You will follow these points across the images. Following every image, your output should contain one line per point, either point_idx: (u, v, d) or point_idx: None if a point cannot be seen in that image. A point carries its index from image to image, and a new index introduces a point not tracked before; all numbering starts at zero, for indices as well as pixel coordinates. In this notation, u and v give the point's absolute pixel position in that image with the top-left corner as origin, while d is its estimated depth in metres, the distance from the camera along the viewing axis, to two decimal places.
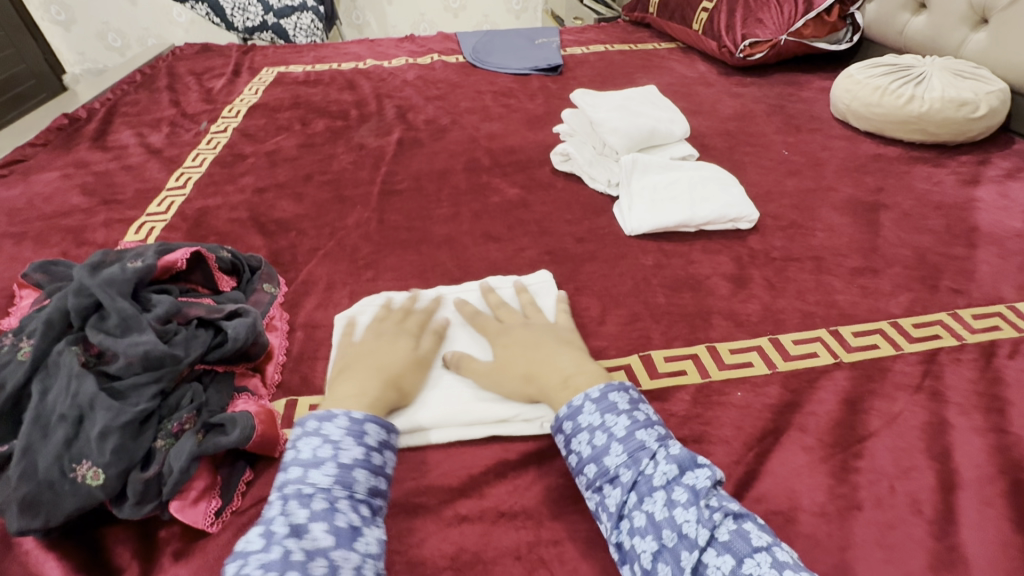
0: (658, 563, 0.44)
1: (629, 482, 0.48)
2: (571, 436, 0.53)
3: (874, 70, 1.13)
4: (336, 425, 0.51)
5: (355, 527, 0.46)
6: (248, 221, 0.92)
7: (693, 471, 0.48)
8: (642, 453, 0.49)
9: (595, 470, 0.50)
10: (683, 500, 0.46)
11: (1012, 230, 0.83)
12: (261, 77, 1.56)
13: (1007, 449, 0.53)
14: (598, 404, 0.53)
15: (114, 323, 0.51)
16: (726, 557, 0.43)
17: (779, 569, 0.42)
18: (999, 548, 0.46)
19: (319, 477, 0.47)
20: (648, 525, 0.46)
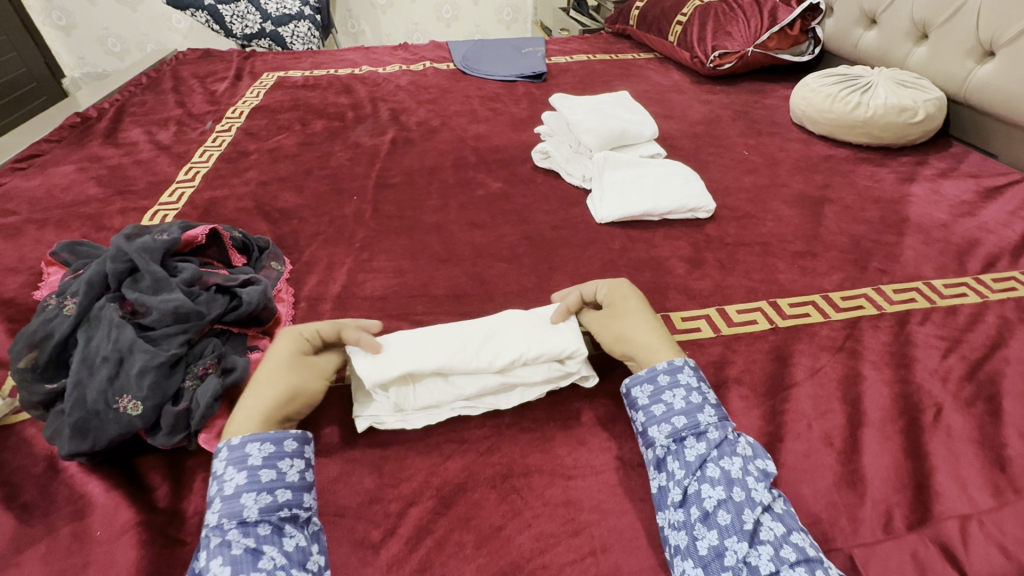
0: (720, 510, 0.49)
1: (716, 440, 0.53)
2: (667, 388, 0.57)
3: (827, 79, 1.23)
4: (219, 459, 0.51)
5: (252, 550, 0.46)
6: (253, 210, 1.01)
7: (764, 457, 0.54)
8: (729, 421, 0.55)
9: (684, 422, 0.55)
10: (756, 474, 0.51)
11: (938, 221, 0.94)
12: (262, 81, 1.65)
13: (909, 395, 0.63)
14: (697, 369, 0.59)
15: (147, 284, 0.60)
16: (780, 524, 0.48)
17: (817, 548, 0.48)
18: (892, 470, 0.56)
19: (211, 514, 0.48)
20: (722, 478, 0.51)
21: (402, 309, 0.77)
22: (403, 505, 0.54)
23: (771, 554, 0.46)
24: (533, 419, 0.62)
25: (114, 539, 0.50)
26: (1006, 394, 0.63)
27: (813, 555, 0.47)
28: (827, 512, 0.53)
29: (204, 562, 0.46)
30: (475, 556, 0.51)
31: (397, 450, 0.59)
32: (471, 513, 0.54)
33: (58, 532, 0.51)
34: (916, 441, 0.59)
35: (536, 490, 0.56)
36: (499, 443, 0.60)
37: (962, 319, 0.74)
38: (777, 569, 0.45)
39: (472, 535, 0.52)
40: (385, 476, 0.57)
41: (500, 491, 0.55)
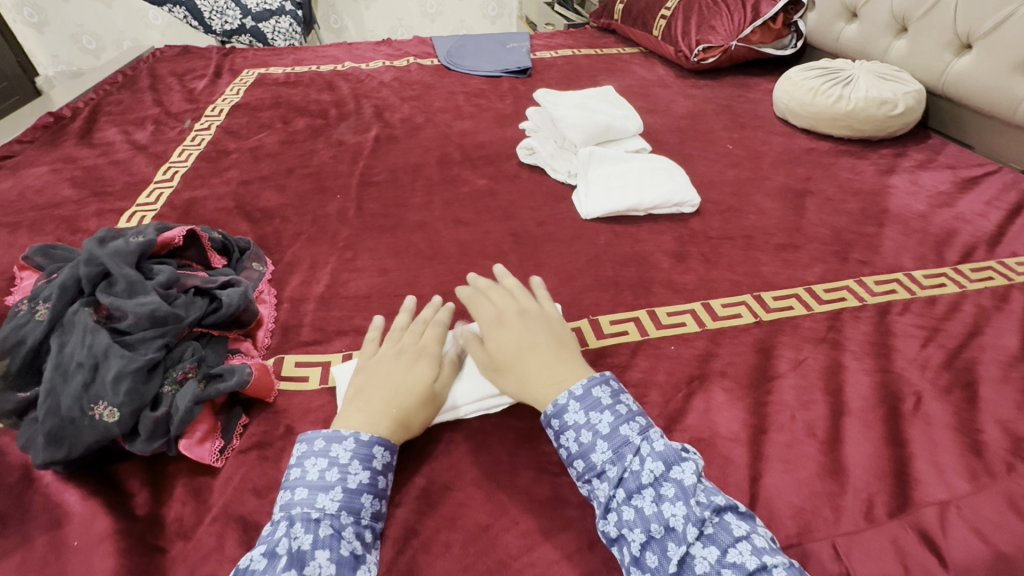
0: (647, 551, 0.47)
1: (615, 478, 0.51)
2: (560, 431, 0.55)
3: (809, 72, 1.24)
4: (343, 449, 0.52)
5: (358, 554, 0.47)
6: (234, 210, 0.99)
7: (679, 466, 0.50)
8: (625, 449, 0.52)
9: (583, 464, 0.53)
10: (672, 495, 0.49)
11: (917, 211, 0.95)
12: (242, 79, 1.62)
13: (889, 384, 0.64)
14: (583, 402, 0.55)
15: (122, 287, 0.59)
16: (712, 549, 0.46)
17: (760, 557, 0.45)
18: (873, 459, 0.57)
19: (328, 502, 0.49)
20: (636, 518, 0.48)
21: (386, 308, 0.76)
22: (388, 506, 0.54)
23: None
24: (520, 416, 0.62)
25: (92, 548, 0.49)
26: (983, 381, 0.64)
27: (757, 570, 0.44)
28: (809, 501, 0.54)
29: (308, 548, 0.46)
30: (461, 555, 0.51)
31: None
32: (457, 512, 0.54)
33: (34, 542, 0.49)
34: (896, 430, 0.59)
35: (522, 488, 0.55)
36: (485, 441, 0.59)
37: (940, 309, 0.75)
38: None
39: (458, 535, 0.52)
40: None
41: (486, 491, 0.55)
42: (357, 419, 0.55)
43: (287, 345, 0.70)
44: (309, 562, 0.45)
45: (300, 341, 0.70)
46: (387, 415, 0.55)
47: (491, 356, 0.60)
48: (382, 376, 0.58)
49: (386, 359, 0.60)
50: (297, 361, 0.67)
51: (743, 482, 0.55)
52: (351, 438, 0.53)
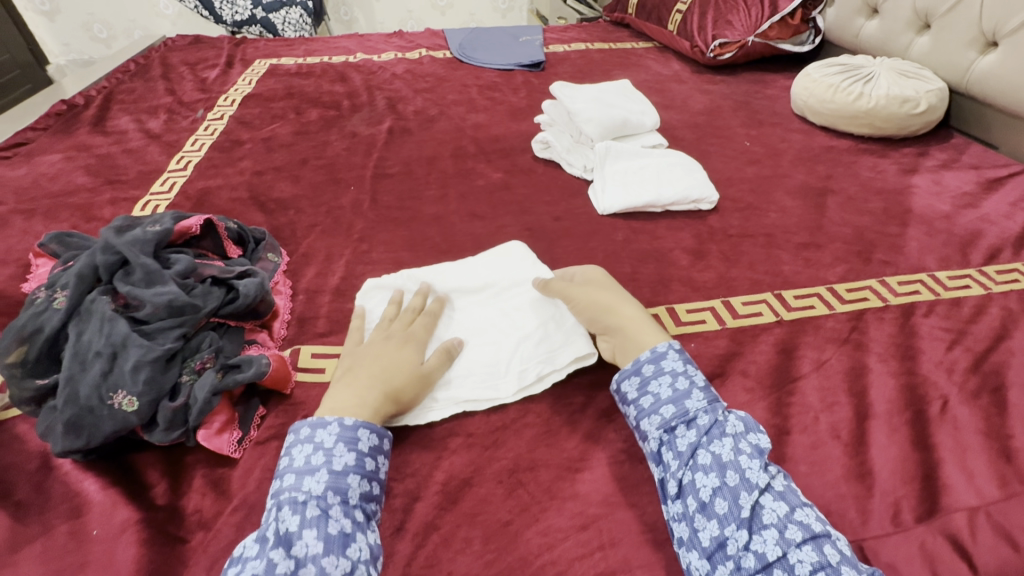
0: (716, 498, 0.49)
1: (706, 426, 0.53)
2: (650, 379, 0.57)
3: (828, 69, 1.22)
4: (328, 432, 0.51)
5: (348, 533, 0.46)
6: (248, 200, 0.99)
7: (757, 433, 0.53)
8: (718, 403, 0.55)
9: (672, 411, 0.55)
10: (749, 452, 0.51)
11: (941, 212, 0.94)
12: (253, 69, 1.61)
13: (915, 386, 0.63)
14: (679, 355, 0.58)
15: (140, 276, 0.58)
16: (781, 503, 0.48)
17: (824, 522, 0.47)
18: (900, 462, 0.56)
19: (313, 484, 0.48)
20: (713, 464, 0.50)
21: None
22: (407, 501, 0.54)
23: (775, 537, 0.46)
24: (539, 412, 0.61)
25: (114, 538, 0.49)
26: (1011, 385, 0.63)
27: (819, 531, 0.46)
28: (835, 504, 0.53)
29: (295, 529, 0.46)
30: (481, 551, 0.50)
31: (401, 446, 0.58)
32: (477, 508, 0.53)
33: (54, 530, 0.49)
34: (923, 433, 0.58)
35: (543, 484, 0.55)
36: (504, 438, 0.59)
37: (966, 311, 0.73)
38: (784, 552, 0.45)
39: (478, 531, 0.51)
40: (390, 473, 0.56)
41: (506, 487, 0.55)
42: (344, 394, 0.55)
43: (303, 337, 0.69)
44: (296, 542, 0.45)
45: (317, 333, 0.70)
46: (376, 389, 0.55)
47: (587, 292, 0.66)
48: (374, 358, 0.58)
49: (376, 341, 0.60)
50: (313, 352, 0.67)
51: None
52: (335, 424, 0.52)
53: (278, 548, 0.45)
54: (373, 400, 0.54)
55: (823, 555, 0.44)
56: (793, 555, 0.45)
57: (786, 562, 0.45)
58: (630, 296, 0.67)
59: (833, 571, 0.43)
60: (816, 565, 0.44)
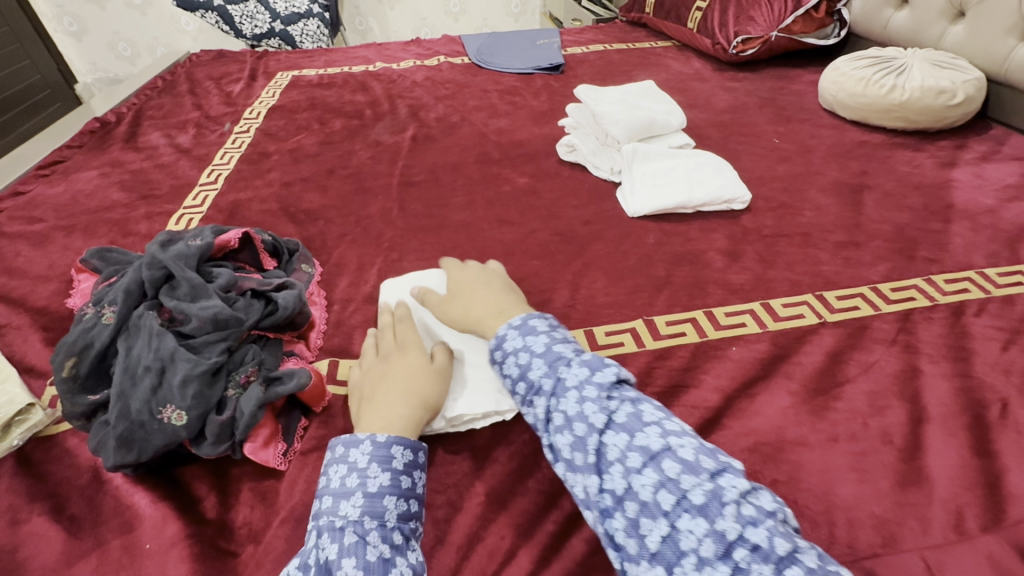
0: (575, 451, 0.50)
1: (550, 388, 0.53)
2: (502, 362, 0.58)
3: (858, 62, 1.19)
4: (362, 452, 0.51)
5: (387, 558, 0.45)
6: (279, 212, 1.00)
7: (601, 370, 0.53)
8: (558, 362, 0.55)
9: (524, 386, 0.56)
10: (592, 395, 0.51)
11: (985, 206, 0.91)
12: (277, 81, 1.64)
13: (971, 390, 0.61)
14: (520, 329, 0.59)
15: (185, 290, 0.59)
16: (623, 435, 0.49)
17: (666, 438, 0.48)
18: (960, 468, 0.53)
19: (350, 509, 0.48)
20: (564, 422, 0.51)
21: None
22: (449, 510, 0.53)
23: (621, 470, 0.47)
24: None
25: (166, 550, 0.49)
26: None
27: (658, 450, 0.47)
28: (893, 512, 0.51)
29: (335, 557, 0.45)
30: (528, 561, 0.50)
31: (442, 457, 0.58)
32: (521, 520, 0.52)
33: (109, 544, 0.50)
34: (983, 438, 0.56)
35: None
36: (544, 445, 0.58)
37: (1020, 309, 0.71)
38: (630, 484, 0.46)
39: (523, 540, 0.51)
40: (433, 483, 0.56)
41: (548, 494, 0.55)
42: (376, 419, 0.53)
43: (341, 348, 0.70)
44: (336, 570, 0.44)
45: (353, 345, 0.71)
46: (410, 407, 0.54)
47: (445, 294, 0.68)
48: (381, 377, 0.58)
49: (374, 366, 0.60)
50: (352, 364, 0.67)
51: (818, 490, 0.53)
52: (368, 441, 0.51)
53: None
54: (405, 412, 0.54)
55: (663, 473, 0.46)
56: (637, 482, 0.46)
57: (633, 491, 0.46)
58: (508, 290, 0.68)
59: (673, 486, 0.45)
60: (659, 484, 0.45)
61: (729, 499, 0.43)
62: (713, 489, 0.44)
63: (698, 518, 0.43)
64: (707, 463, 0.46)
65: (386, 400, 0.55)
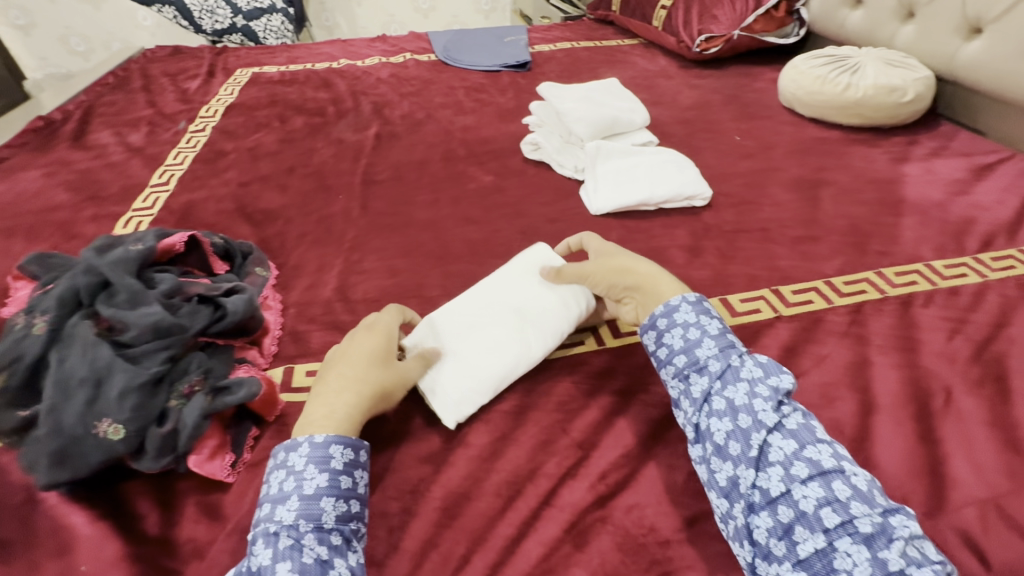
0: (730, 441, 0.50)
1: (717, 371, 0.53)
2: (664, 331, 0.58)
3: (815, 60, 1.22)
4: (299, 454, 0.50)
5: (325, 560, 0.45)
6: (235, 212, 0.96)
7: (777, 374, 0.52)
8: (731, 350, 0.55)
9: (684, 360, 0.56)
10: (765, 395, 0.51)
11: (934, 200, 0.94)
12: (236, 78, 1.59)
13: (918, 379, 0.62)
14: (694, 305, 0.58)
15: (123, 298, 0.56)
16: (790, 441, 0.48)
17: (839, 459, 0.47)
18: (906, 456, 0.55)
19: (285, 513, 0.47)
20: (727, 409, 0.51)
21: None
22: (405, 518, 0.53)
23: (780, 474, 0.47)
24: (537, 420, 0.61)
25: (104, 572, 0.47)
26: (1014, 375, 0.63)
27: (828, 468, 0.46)
28: None
29: (269, 562, 0.44)
30: (483, 565, 0.50)
31: (399, 463, 0.57)
32: (479, 525, 0.52)
33: (42, 567, 0.47)
34: (929, 427, 0.58)
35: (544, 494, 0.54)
36: (502, 448, 0.58)
37: (965, 299, 0.73)
38: (788, 488, 0.46)
39: (480, 545, 0.51)
40: (389, 490, 0.55)
41: (505, 497, 0.54)
42: (319, 414, 0.53)
43: (297, 353, 0.68)
44: None
45: (309, 349, 0.69)
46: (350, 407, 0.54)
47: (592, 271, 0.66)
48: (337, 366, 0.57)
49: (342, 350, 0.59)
50: (308, 370, 0.65)
51: None
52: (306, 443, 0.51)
53: None
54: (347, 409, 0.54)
55: (830, 491, 0.45)
56: (796, 491, 0.45)
57: (791, 497, 0.45)
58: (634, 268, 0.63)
59: (841, 507, 0.43)
60: (822, 500, 0.44)
61: (898, 536, 0.41)
62: (882, 523, 0.42)
63: (861, 544, 0.42)
64: (881, 498, 0.44)
65: (335, 392, 0.54)
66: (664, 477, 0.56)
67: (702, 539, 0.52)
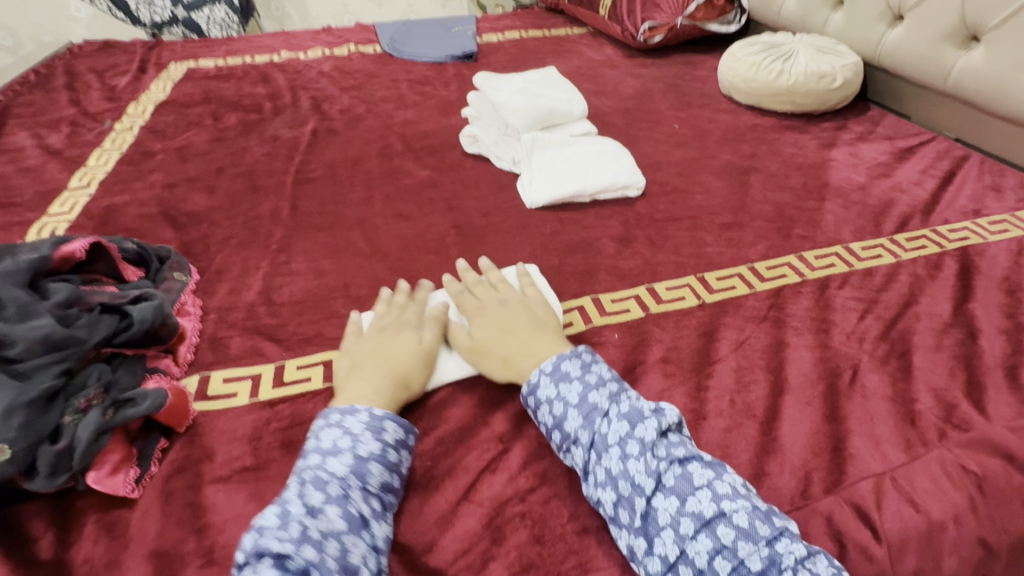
0: (619, 509, 0.50)
1: (588, 442, 0.53)
2: (535, 409, 0.58)
3: (751, 48, 1.24)
4: (357, 419, 0.54)
5: (365, 518, 0.48)
6: (158, 216, 0.93)
7: (641, 424, 0.53)
8: (594, 415, 0.54)
9: (559, 435, 0.56)
10: (637, 452, 0.51)
11: (857, 183, 0.97)
12: (169, 73, 1.53)
13: (827, 359, 0.65)
14: (552, 376, 0.58)
15: (11, 310, 0.53)
16: (672, 499, 0.49)
17: (717, 502, 0.48)
18: (811, 435, 0.57)
19: (336, 464, 0.50)
20: (607, 479, 0.51)
21: (322, 311, 0.73)
22: None
23: (672, 535, 0.47)
24: (456, 416, 0.60)
25: None
26: (917, 351, 0.65)
27: (711, 516, 0.47)
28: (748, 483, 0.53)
29: (319, 503, 0.47)
30: (395, 567, 0.50)
31: None
32: (393, 527, 0.52)
33: None
34: (834, 405, 0.60)
35: (460, 491, 0.54)
36: (420, 446, 0.58)
37: (878, 280, 0.76)
38: (683, 548, 0.47)
39: (393, 546, 0.51)
40: None
41: (420, 496, 0.54)
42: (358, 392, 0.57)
43: (214, 361, 0.66)
44: (320, 516, 0.46)
45: (227, 356, 0.67)
46: (389, 382, 0.58)
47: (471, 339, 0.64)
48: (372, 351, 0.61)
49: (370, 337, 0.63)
50: (225, 378, 0.64)
51: None
52: (365, 412, 0.54)
53: (305, 517, 0.46)
54: (391, 387, 0.58)
55: (717, 539, 0.46)
56: (690, 548, 0.47)
57: (687, 556, 0.46)
58: (513, 330, 0.63)
59: (730, 553, 0.46)
60: (712, 551, 0.46)
61: (787, 564, 0.44)
62: (770, 556, 0.45)
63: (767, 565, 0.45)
64: (763, 529, 0.46)
65: (373, 373, 0.59)
66: None
67: None
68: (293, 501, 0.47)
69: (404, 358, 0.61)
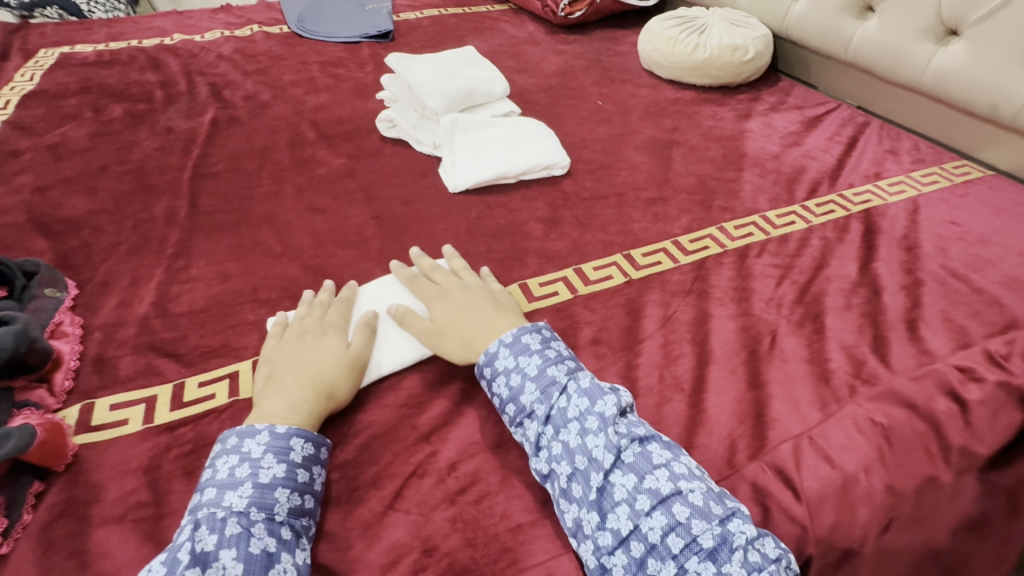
0: (573, 483, 0.50)
1: (544, 415, 0.53)
2: (491, 380, 0.57)
3: (668, 22, 1.25)
4: (259, 441, 0.49)
5: (272, 553, 0.44)
6: (26, 224, 0.81)
7: (602, 400, 0.53)
8: (552, 388, 0.54)
9: (514, 408, 0.55)
10: (595, 428, 0.51)
11: (771, 153, 1.00)
12: (38, 60, 1.34)
13: (748, 326, 0.66)
14: (512, 347, 0.57)
15: None
16: (631, 476, 0.49)
17: (675, 481, 0.48)
18: (736, 403, 0.58)
19: (235, 498, 0.46)
20: (564, 452, 0.51)
21: (228, 320, 0.67)
22: None
23: (626, 512, 0.47)
24: (380, 420, 0.57)
25: None
26: (829, 312, 0.68)
27: (667, 493, 0.47)
28: None
29: (213, 548, 0.43)
30: None
31: None
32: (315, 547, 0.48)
33: None
34: (756, 370, 0.62)
35: (387, 500, 0.51)
36: (341, 458, 0.54)
37: (792, 246, 0.79)
38: (637, 524, 0.47)
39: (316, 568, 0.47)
40: None
41: (343, 511, 0.50)
42: (271, 402, 0.53)
43: (99, 385, 0.59)
44: (212, 563, 0.42)
45: (114, 379, 0.59)
46: (305, 393, 0.54)
47: (433, 322, 0.62)
48: (292, 354, 0.57)
49: (288, 343, 0.59)
50: (113, 404, 0.57)
51: None
52: (266, 431, 0.50)
53: (194, 567, 0.41)
54: (307, 400, 0.53)
55: (672, 517, 0.46)
56: (644, 525, 0.47)
57: (640, 532, 0.46)
58: (474, 312, 0.62)
59: (683, 529, 0.46)
60: (666, 528, 0.46)
61: (738, 545, 0.45)
62: (722, 534, 0.45)
63: (706, 561, 0.44)
64: (717, 508, 0.47)
65: (289, 384, 0.54)
66: (514, 459, 0.55)
67: (551, 516, 0.51)
68: (184, 547, 0.43)
69: (321, 367, 0.56)
